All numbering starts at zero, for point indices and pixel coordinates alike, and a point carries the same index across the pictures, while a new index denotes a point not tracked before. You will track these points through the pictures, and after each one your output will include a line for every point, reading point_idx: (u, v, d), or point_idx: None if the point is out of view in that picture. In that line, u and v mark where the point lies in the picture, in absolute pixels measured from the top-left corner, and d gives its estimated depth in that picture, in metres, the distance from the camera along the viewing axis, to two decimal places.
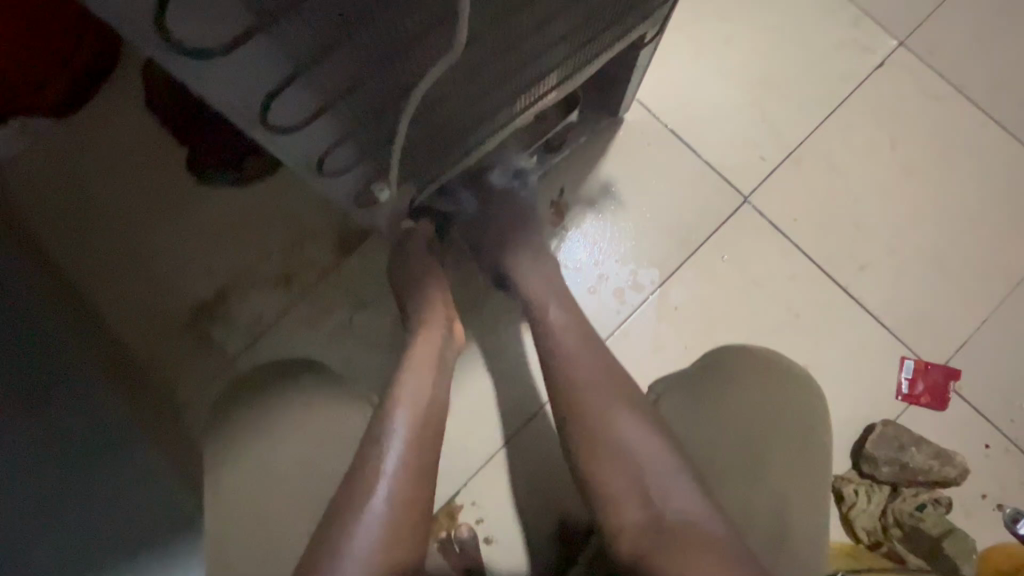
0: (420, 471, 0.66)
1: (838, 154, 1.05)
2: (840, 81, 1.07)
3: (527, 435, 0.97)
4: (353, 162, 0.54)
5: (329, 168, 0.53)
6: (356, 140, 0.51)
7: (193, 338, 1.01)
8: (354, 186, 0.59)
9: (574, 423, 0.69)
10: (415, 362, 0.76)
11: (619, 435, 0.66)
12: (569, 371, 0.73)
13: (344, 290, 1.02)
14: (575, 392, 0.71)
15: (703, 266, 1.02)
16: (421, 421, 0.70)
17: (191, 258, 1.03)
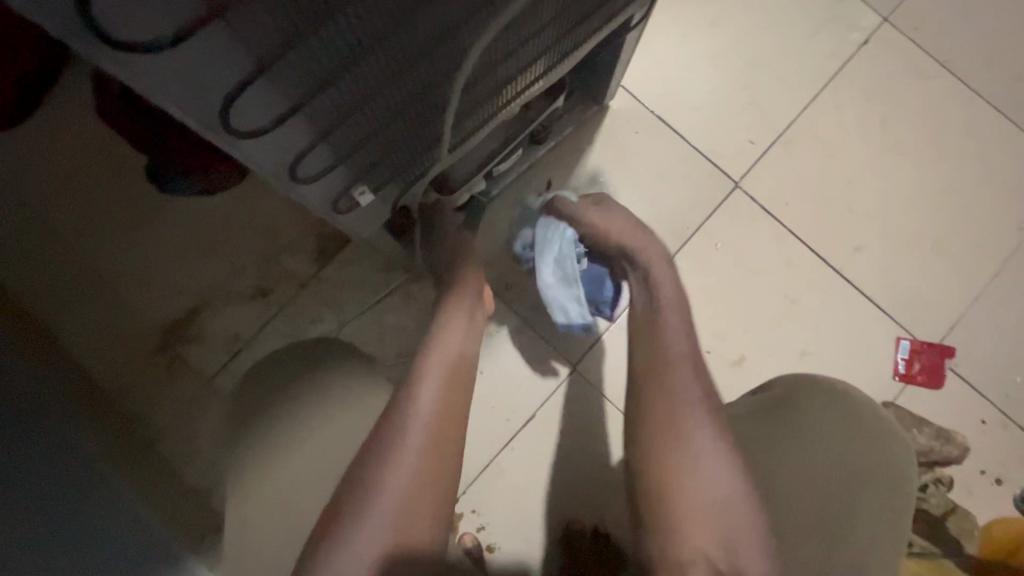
0: (436, 447, 0.57)
1: (827, 134, 1.04)
2: (826, 60, 1.05)
3: (527, 438, 0.95)
4: (329, 165, 0.49)
5: (303, 174, 0.48)
6: (332, 139, 0.47)
7: (167, 359, 0.96)
8: (332, 194, 0.54)
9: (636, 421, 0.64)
10: (448, 324, 0.68)
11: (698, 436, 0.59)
12: (667, 375, 0.64)
13: (328, 299, 0.97)
14: (671, 393, 0.63)
15: (698, 256, 1.00)
16: (448, 388, 0.61)
17: (161, 274, 0.97)
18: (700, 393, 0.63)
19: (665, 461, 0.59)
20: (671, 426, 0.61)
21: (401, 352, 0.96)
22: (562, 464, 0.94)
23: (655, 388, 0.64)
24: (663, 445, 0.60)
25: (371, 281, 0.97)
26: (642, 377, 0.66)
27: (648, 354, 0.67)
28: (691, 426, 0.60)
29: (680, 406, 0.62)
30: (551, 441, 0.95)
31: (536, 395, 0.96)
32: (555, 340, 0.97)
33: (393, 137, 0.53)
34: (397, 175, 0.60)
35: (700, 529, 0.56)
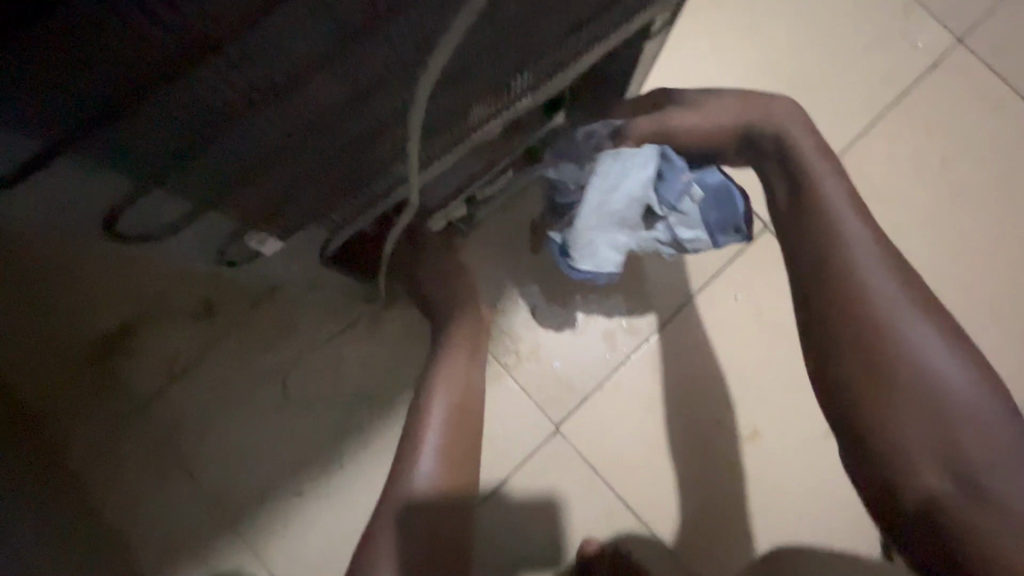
0: (460, 447, 0.67)
1: (878, 173, 0.88)
2: (882, 85, 0.89)
3: (494, 506, 0.81)
4: (176, 227, 0.43)
5: (138, 234, 0.42)
6: (162, 198, 0.39)
7: (94, 380, 0.82)
8: (209, 243, 0.49)
9: (834, 342, 0.58)
10: (450, 364, 0.71)
11: (912, 347, 0.54)
12: (845, 266, 0.59)
13: (283, 327, 0.84)
14: (866, 292, 0.57)
15: (714, 305, 0.86)
16: (453, 425, 0.67)
17: (90, 283, 0.83)
18: (903, 293, 0.57)
19: (868, 363, 0.55)
20: (876, 327, 0.56)
21: (358, 395, 0.83)
22: (536, 538, 0.82)
23: (838, 288, 0.58)
24: (865, 345, 0.56)
25: (330, 310, 0.84)
26: (818, 281, 0.60)
27: (826, 253, 0.60)
28: (895, 324, 0.55)
29: (877, 302, 0.57)
30: (524, 512, 0.82)
31: (512, 456, 0.83)
32: (538, 392, 0.84)
33: (272, 189, 0.44)
34: (312, 219, 0.52)
35: (919, 450, 0.52)
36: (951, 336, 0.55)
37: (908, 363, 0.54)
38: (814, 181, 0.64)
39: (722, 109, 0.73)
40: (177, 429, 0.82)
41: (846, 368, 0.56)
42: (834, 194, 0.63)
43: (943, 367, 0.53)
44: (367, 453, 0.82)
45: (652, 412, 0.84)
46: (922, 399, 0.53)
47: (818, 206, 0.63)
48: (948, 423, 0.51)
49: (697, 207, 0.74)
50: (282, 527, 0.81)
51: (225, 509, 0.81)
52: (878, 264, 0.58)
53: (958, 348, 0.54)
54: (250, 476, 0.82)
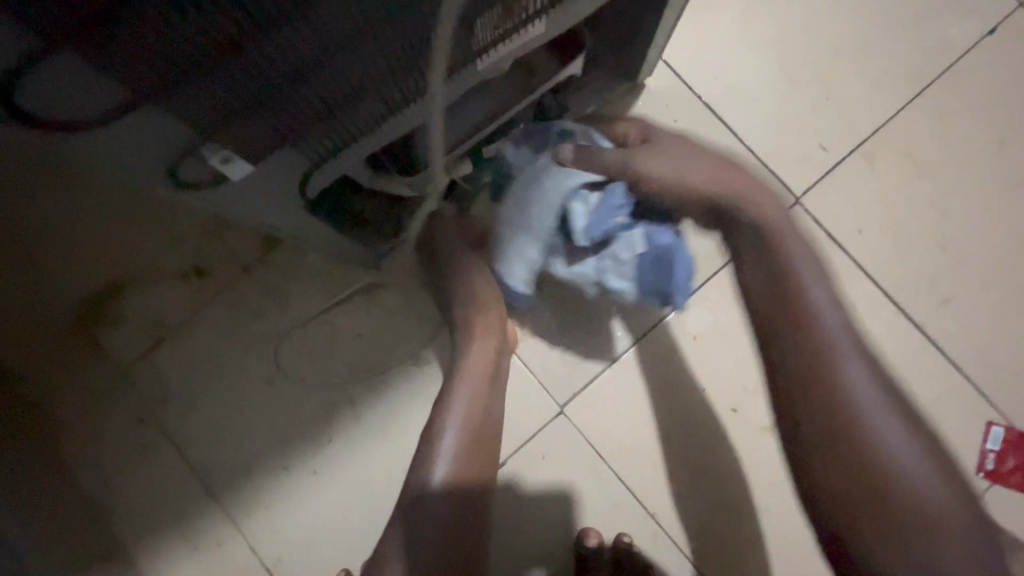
0: (475, 468, 0.61)
1: (921, 151, 0.82)
2: (927, 55, 0.83)
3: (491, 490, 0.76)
4: (114, 111, 0.29)
5: (65, 121, 0.28)
6: (84, 56, 0.25)
7: (80, 343, 0.78)
8: (159, 154, 0.33)
9: (807, 396, 0.50)
10: (465, 382, 0.64)
11: (853, 395, 0.49)
12: (803, 309, 0.53)
13: (276, 291, 0.79)
14: (847, 400, 0.49)
15: (737, 284, 0.79)
16: (469, 445, 0.61)
17: (77, 240, 0.79)
18: (878, 392, 0.49)
19: (817, 412, 0.50)
20: (851, 438, 0.48)
21: (353, 366, 0.78)
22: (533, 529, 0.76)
23: (812, 389, 0.50)
24: (840, 457, 0.48)
25: (325, 276, 0.79)
26: (786, 381, 0.52)
27: (799, 353, 0.52)
28: (870, 431, 0.47)
29: (826, 346, 0.51)
30: (523, 499, 0.77)
31: (514, 437, 0.77)
32: (543, 370, 0.78)
33: (256, 74, 0.31)
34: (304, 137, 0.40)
35: (855, 506, 0.46)
36: (924, 440, 0.48)
37: (846, 413, 0.48)
38: (785, 264, 0.55)
39: (704, 167, 0.63)
40: (162, 396, 0.78)
41: (823, 479, 0.48)
42: (807, 282, 0.54)
43: (917, 473, 0.46)
44: (360, 430, 0.77)
45: (665, 399, 0.78)
46: (857, 449, 0.47)
47: (791, 293, 0.54)
48: (880, 476, 0.46)
49: (613, 272, 0.67)
50: (267, 504, 0.77)
51: (208, 483, 0.77)
52: (855, 357, 0.50)
53: (885, 388, 0.49)
54: (236, 448, 0.77)
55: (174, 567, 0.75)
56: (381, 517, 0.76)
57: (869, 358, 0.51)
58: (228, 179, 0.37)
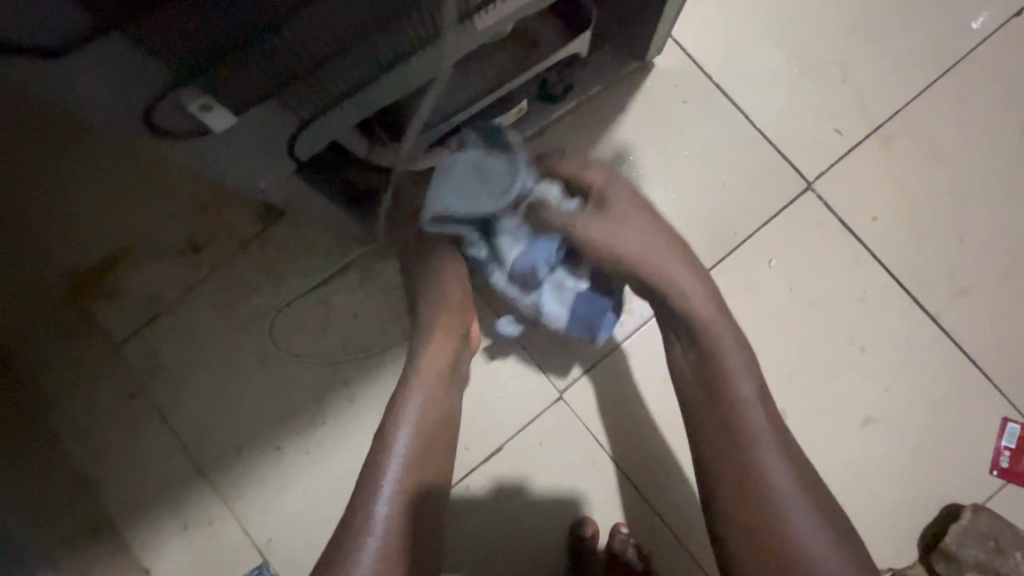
0: (428, 471, 0.58)
1: (939, 136, 0.79)
2: (948, 37, 0.80)
3: (489, 478, 0.75)
4: (84, 36, 0.27)
5: (32, 46, 0.26)
6: None
7: (72, 318, 0.77)
8: (132, 96, 0.31)
9: (728, 474, 0.52)
10: (420, 385, 0.61)
11: (767, 477, 0.51)
12: (727, 384, 0.55)
13: (269, 269, 0.77)
14: (760, 478, 0.51)
15: (745, 272, 0.77)
16: (421, 453, 0.58)
17: (71, 213, 0.78)
18: (789, 470, 0.52)
19: (733, 488, 0.52)
20: (756, 511, 0.51)
21: (346, 347, 0.77)
22: (527, 517, 0.74)
23: (728, 452, 0.53)
24: (750, 530, 0.50)
25: (320, 254, 0.77)
26: (706, 445, 0.55)
27: (719, 431, 0.54)
28: (778, 508, 0.50)
29: (747, 431, 0.53)
30: (518, 486, 0.75)
31: (510, 424, 0.76)
32: (540, 356, 0.76)
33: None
34: (290, 86, 0.38)
35: None
36: (825, 515, 0.51)
37: (761, 499, 0.51)
38: (716, 353, 0.57)
39: (644, 232, 0.64)
40: (154, 372, 0.77)
41: (734, 544, 0.51)
42: (736, 370, 0.56)
43: (816, 550, 0.49)
44: (353, 411, 0.76)
45: (666, 388, 0.76)
46: (768, 533, 0.50)
47: (717, 380, 0.56)
48: (786, 560, 0.49)
49: (549, 292, 0.69)
50: (258, 484, 0.75)
51: (199, 461, 0.76)
52: (771, 442, 0.53)
53: (797, 473, 0.52)
54: (227, 427, 0.76)
55: (163, 546, 0.74)
56: (338, 516, 0.74)
57: (782, 438, 0.54)
58: (205, 133, 0.35)
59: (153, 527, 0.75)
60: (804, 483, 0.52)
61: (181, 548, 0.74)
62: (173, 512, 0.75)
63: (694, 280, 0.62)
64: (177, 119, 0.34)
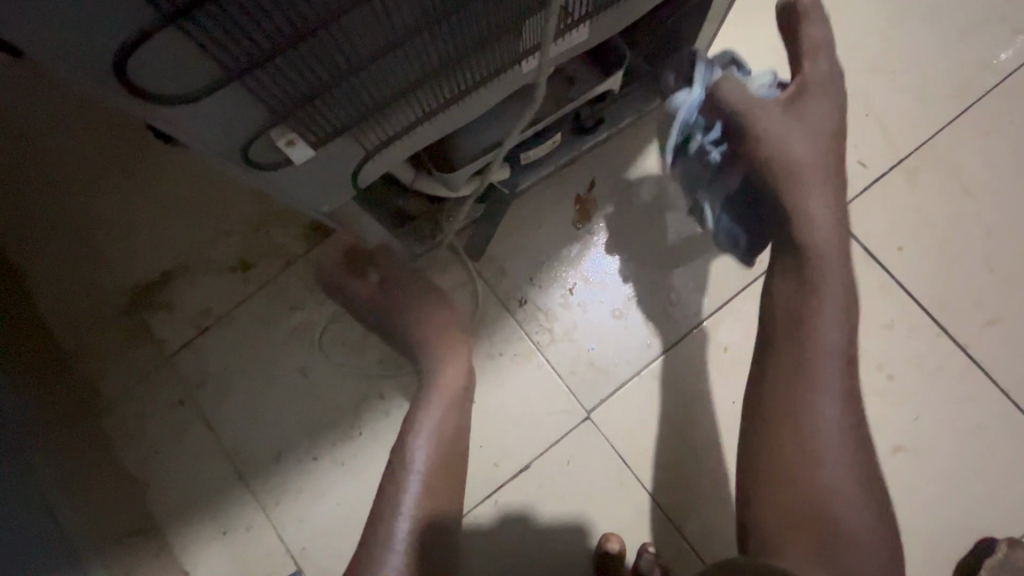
0: (447, 469, 0.64)
1: (966, 169, 0.80)
2: (974, 71, 0.82)
3: (510, 508, 0.77)
4: (209, 86, 0.31)
5: (176, 98, 0.30)
6: (181, 53, 0.28)
7: (129, 329, 0.82)
8: (236, 135, 0.35)
9: (787, 411, 0.52)
10: (439, 400, 0.67)
11: (818, 425, 0.51)
12: (813, 319, 0.54)
13: (312, 285, 0.82)
14: (814, 426, 0.51)
15: None
16: (442, 455, 0.64)
17: (136, 230, 0.84)
18: (847, 431, 0.51)
19: (786, 427, 0.52)
20: (799, 445, 0.51)
21: (382, 362, 0.80)
22: (552, 534, 0.76)
23: (794, 383, 0.52)
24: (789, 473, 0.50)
25: None
26: (775, 382, 0.53)
27: (793, 368, 0.53)
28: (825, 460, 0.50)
29: (814, 372, 0.52)
30: (542, 503, 0.77)
31: (537, 441, 0.78)
32: (567, 375, 0.78)
33: (333, 47, 0.33)
34: (363, 121, 0.42)
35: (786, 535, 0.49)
36: (869, 491, 0.50)
37: (807, 445, 0.50)
38: (811, 286, 0.55)
39: (814, 139, 0.60)
40: (202, 381, 0.81)
41: (768, 479, 0.51)
42: (825, 313, 0.54)
43: (851, 514, 0.48)
44: (387, 423, 0.79)
45: (692, 409, 0.78)
46: (808, 489, 0.49)
47: (803, 314, 0.54)
48: (817, 516, 0.48)
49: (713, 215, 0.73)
50: (294, 491, 0.78)
51: (240, 467, 0.79)
52: (835, 390, 0.52)
53: (852, 431, 0.51)
54: (266, 436, 0.80)
55: (202, 548, 0.78)
56: (366, 526, 0.77)
57: (851, 395, 0.52)
58: (290, 162, 0.40)
59: (190, 530, 0.78)
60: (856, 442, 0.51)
61: (218, 553, 0.77)
62: (210, 516, 0.78)
63: (831, 206, 0.59)
64: (267, 150, 0.39)
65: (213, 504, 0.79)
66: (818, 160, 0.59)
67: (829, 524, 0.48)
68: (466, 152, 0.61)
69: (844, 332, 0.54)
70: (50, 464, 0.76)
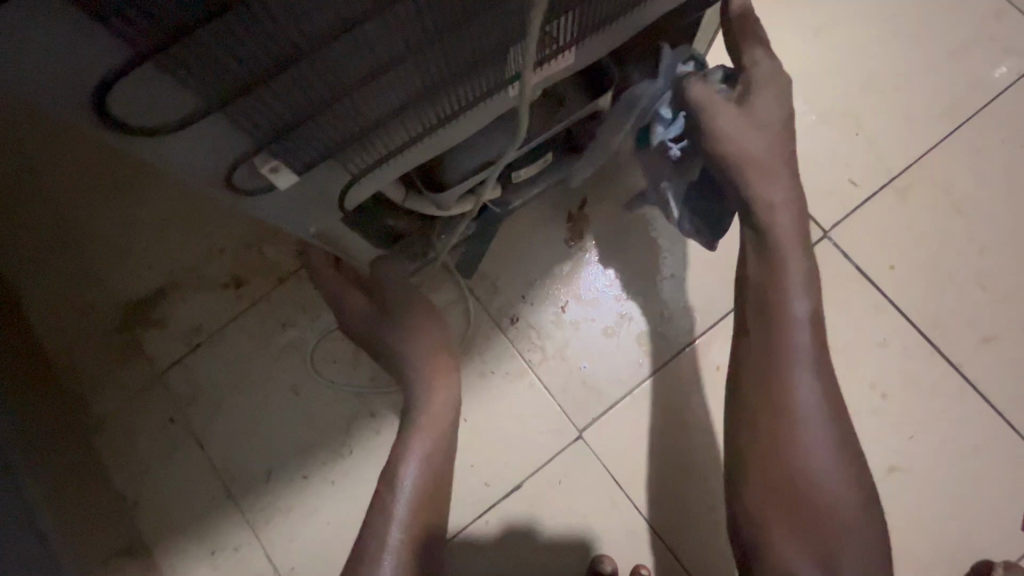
0: (435, 483, 0.66)
1: (957, 187, 0.80)
2: (966, 90, 0.83)
3: (507, 515, 0.76)
4: (188, 118, 0.31)
5: (156, 127, 0.30)
6: (161, 82, 0.28)
7: (121, 345, 0.82)
8: (219, 162, 0.36)
9: (763, 392, 0.56)
10: (427, 426, 0.68)
11: (793, 403, 0.55)
12: (781, 301, 0.57)
13: (305, 302, 0.82)
14: (791, 402, 0.55)
15: None
16: (429, 478, 0.65)
17: (132, 247, 0.85)
18: (822, 410, 0.55)
19: (765, 408, 0.56)
20: (776, 424, 0.55)
21: (373, 380, 0.80)
22: (544, 555, 0.75)
23: (766, 366, 0.56)
24: (768, 460, 0.55)
25: None
26: (749, 374, 0.57)
27: (764, 361, 0.56)
28: (802, 443, 0.54)
29: (785, 353, 0.56)
30: (535, 523, 0.76)
31: (529, 461, 0.77)
32: (560, 393, 0.78)
33: (315, 78, 0.34)
34: (349, 146, 0.43)
35: (771, 506, 0.54)
36: (847, 457, 0.55)
37: (786, 424, 0.55)
38: (777, 275, 0.58)
39: (772, 137, 0.61)
40: (193, 398, 0.81)
41: (752, 461, 0.56)
42: (793, 295, 0.57)
43: (830, 488, 0.53)
44: (378, 442, 0.79)
45: (685, 428, 0.77)
46: (788, 465, 0.54)
47: (771, 304, 0.57)
48: (798, 488, 0.53)
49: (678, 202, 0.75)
50: (285, 510, 0.78)
51: (230, 486, 0.79)
52: (807, 365, 0.56)
53: (826, 403, 0.56)
54: (257, 454, 0.79)
55: (190, 569, 0.77)
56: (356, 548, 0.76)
57: (824, 375, 0.56)
58: (274, 188, 0.41)
59: (178, 551, 0.77)
60: (831, 413, 0.55)
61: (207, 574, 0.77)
62: (198, 536, 0.78)
63: (790, 194, 0.61)
64: (251, 176, 0.39)
65: (197, 526, 0.78)
66: (773, 160, 0.61)
67: (808, 493, 0.53)
68: (456, 174, 0.61)
69: (809, 309, 0.57)
70: (39, 483, 0.72)
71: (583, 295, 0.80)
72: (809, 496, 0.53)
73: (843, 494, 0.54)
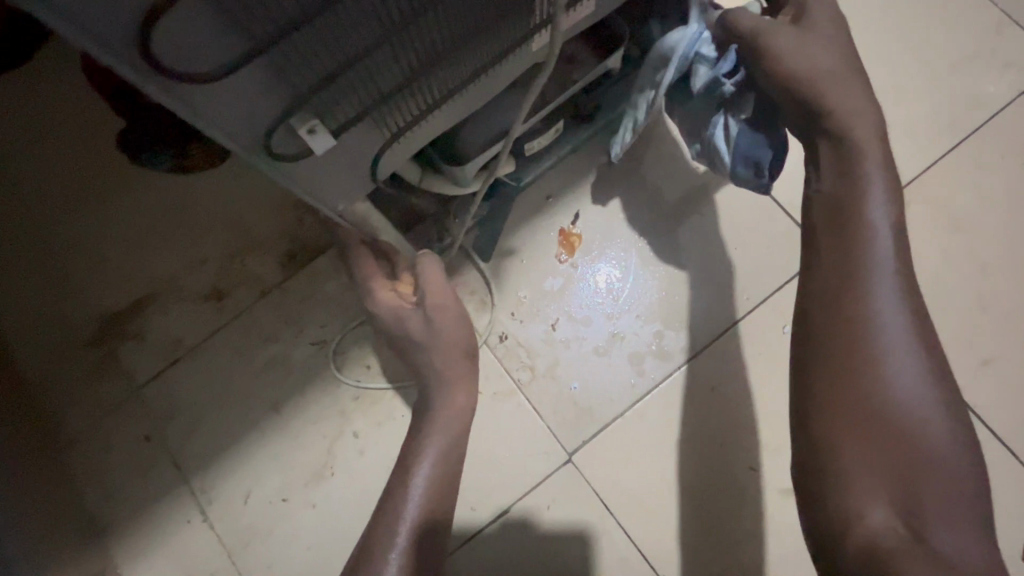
0: (446, 488, 0.62)
1: (958, 203, 0.79)
2: (968, 104, 0.81)
3: (495, 536, 0.74)
4: (233, 64, 0.29)
5: (206, 74, 0.29)
6: (211, 19, 0.27)
7: (97, 359, 0.79)
8: (261, 119, 0.34)
9: (839, 309, 0.47)
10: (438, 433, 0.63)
11: (877, 321, 0.46)
12: (857, 214, 0.50)
13: (289, 316, 0.80)
14: (872, 319, 0.46)
15: (755, 337, 0.76)
16: (437, 490, 0.61)
17: (111, 257, 0.82)
18: (912, 332, 0.45)
19: (841, 324, 0.47)
20: (853, 341, 0.46)
21: (358, 399, 0.77)
22: None
23: (840, 280, 0.48)
24: (839, 379, 0.45)
25: (340, 307, 0.79)
26: (815, 296, 0.50)
27: (837, 278, 0.48)
28: (886, 365, 0.44)
29: (864, 265, 0.48)
30: (522, 552, 0.73)
31: (517, 485, 0.75)
32: (550, 414, 0.76)
33: (357, 23, 0.33)
34: (386, 107, 0.42)
35: (850, 438, 0.43)
36: (946, 394, 0.44)
37: (867, 342, 0.45)
38: (852, 188, 0.51)
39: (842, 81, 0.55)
40: (170, 415, 0.78)
41: (823, 386, 0.46)
42: (873, 206, 0.50)
43: (923, 422, 0.43)
44: (364, 463, 0.76)
45: (680, 451, 0.74)
46: (869, 389, 0.44)
47: (845, 217, 0.50)
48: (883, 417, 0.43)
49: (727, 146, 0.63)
50: (267, 533, 0.75)
51: (208, 508, 0.76)
52: (893, 283, 0.47)
53: (919, 329, 0.46)
54: (238, 473, 0.77)
55: None
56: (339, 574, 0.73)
57: (912, 296, 0.47)
58: (312, 152, 0.39)
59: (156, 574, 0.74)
60: (927, 342, 0.45)
61: None
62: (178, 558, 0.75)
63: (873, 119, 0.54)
64: (290, 139, 0.38)
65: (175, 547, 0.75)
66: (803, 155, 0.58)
67: (896, 424, 0.43)
68: (473, 149, 0.57)
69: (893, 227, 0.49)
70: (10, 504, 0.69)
71: (574, 311, 0.78)
72: (899, 429, 0.43)
73: (942, 435, 0.42)
